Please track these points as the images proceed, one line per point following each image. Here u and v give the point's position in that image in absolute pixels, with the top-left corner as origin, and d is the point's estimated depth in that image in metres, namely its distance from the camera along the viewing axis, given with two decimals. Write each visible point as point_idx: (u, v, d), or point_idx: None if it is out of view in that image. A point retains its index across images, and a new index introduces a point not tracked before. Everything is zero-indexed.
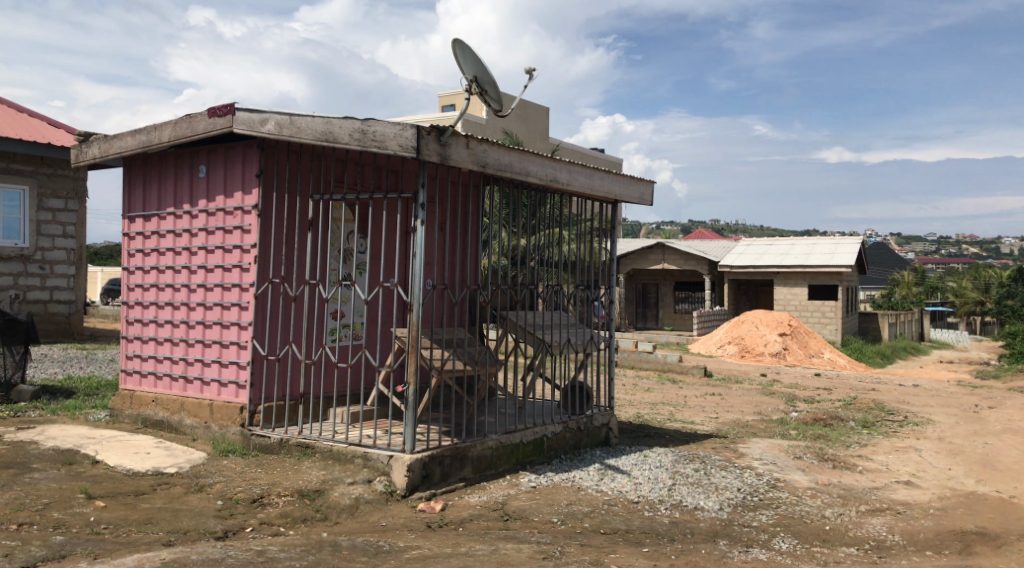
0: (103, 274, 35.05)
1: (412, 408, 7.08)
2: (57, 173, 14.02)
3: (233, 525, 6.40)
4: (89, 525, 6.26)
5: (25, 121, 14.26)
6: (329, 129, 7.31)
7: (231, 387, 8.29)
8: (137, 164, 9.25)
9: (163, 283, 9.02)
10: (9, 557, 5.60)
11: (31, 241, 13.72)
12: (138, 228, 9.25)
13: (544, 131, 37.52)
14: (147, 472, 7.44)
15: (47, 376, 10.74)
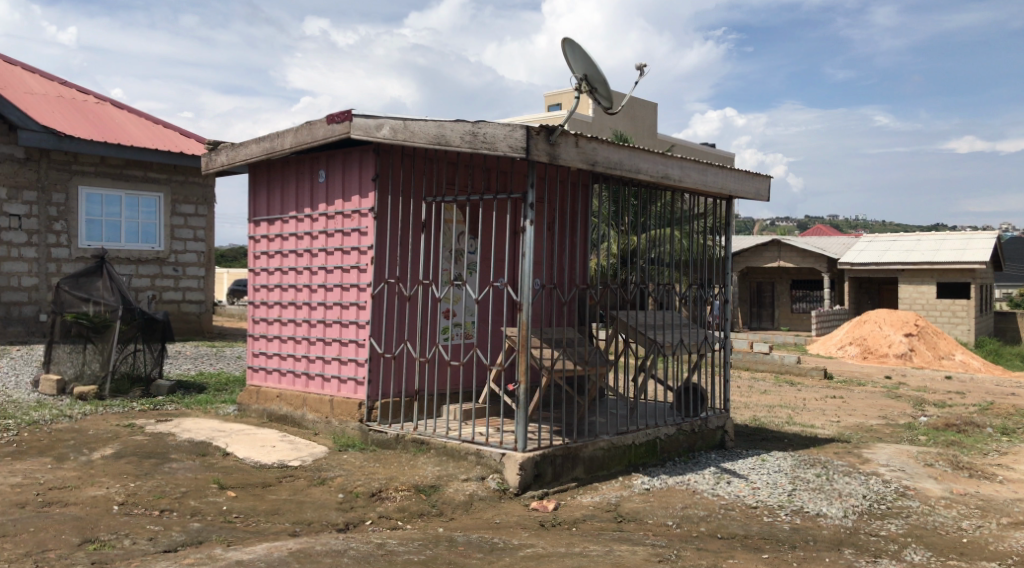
0: (228, 276, 36.61)
1: (524, 408, 7.14)
2: (188, 181, 14.75)
3: (353, 518, 6.62)
4: (222, 514, 6.59)
5: (159, 132, 15.06)
6: (441, 132, 7.45)
7: (350, 383, 8.56)
8: (261, 170, 9.65)
9: (286, 283, 9.39)
10: (153, 540, 5.95)
11: (166, 245, 14.49)
12: (263, 231, 9.65)
13: (653, 127, 37.08)
14: (273, 465, 7.77)
15: (181, 372, 11.33)
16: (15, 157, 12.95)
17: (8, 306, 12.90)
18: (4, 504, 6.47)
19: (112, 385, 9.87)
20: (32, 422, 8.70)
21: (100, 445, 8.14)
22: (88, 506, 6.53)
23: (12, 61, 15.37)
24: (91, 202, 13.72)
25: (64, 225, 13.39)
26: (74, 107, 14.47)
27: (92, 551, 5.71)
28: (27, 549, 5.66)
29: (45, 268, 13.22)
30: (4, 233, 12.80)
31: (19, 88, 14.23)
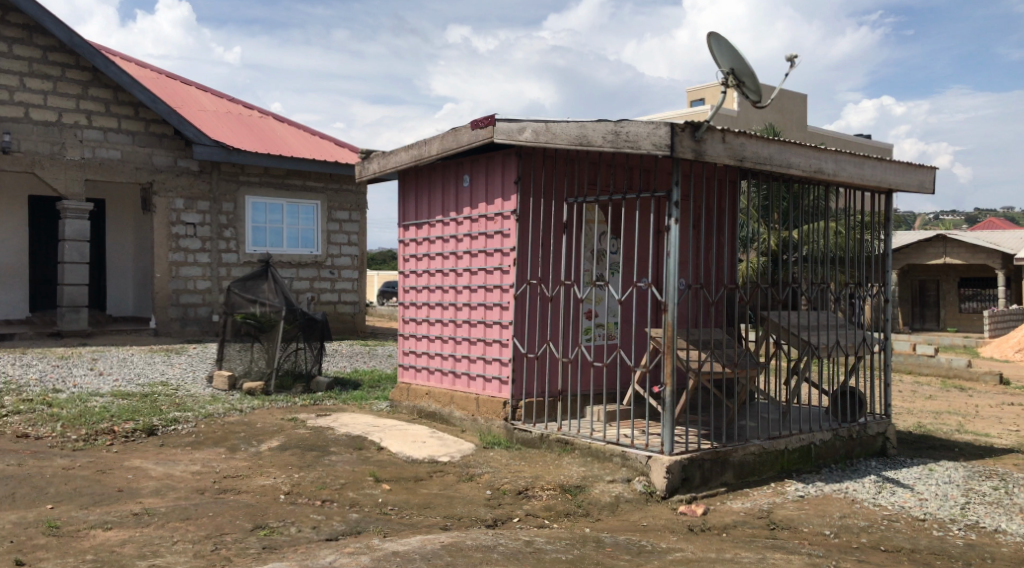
0: (378, 278, 37.96)
1: (669, 410, 7.08)
2: (343, 189, 15.43)
3: (501, 515, 6.75)
4: (378, 506, 6.88)
5: (318, 143, 15.80)
6: (583, 133, 7.49)
7: (495, 382, 8.73)
8: (410, 177, 9.97)
9: (433, 285, 9.66)
10: (317, 528, 6.28)
11: (323, 249, 15.20)
12: (412, 234, 9.97)
13: (803, 120, 35.85)
14: (424, 460, 8.03)
15: (338, 369, 11.87)
16: (190, 169, 13.91)
17: (185, 308, 13.86)
18: (186, 489, 6.98)
19: (277, 381, 10.49)
20: (208, 414, 9.34)
21: (267, 437, 8.65)
22: (258, 494, 6.97)
23: (187, 81, 16.47)
24: (256, 210, 14.53)
25: (233, 232, 14.25)
26: (240, 121, 15.37)
27: (263, 536, 6.07)
28: (207, 531, 6.08)
29: (217, 273, 14.12)
30: (182, 240, 13.75)
31: (193, 106, 15.24)
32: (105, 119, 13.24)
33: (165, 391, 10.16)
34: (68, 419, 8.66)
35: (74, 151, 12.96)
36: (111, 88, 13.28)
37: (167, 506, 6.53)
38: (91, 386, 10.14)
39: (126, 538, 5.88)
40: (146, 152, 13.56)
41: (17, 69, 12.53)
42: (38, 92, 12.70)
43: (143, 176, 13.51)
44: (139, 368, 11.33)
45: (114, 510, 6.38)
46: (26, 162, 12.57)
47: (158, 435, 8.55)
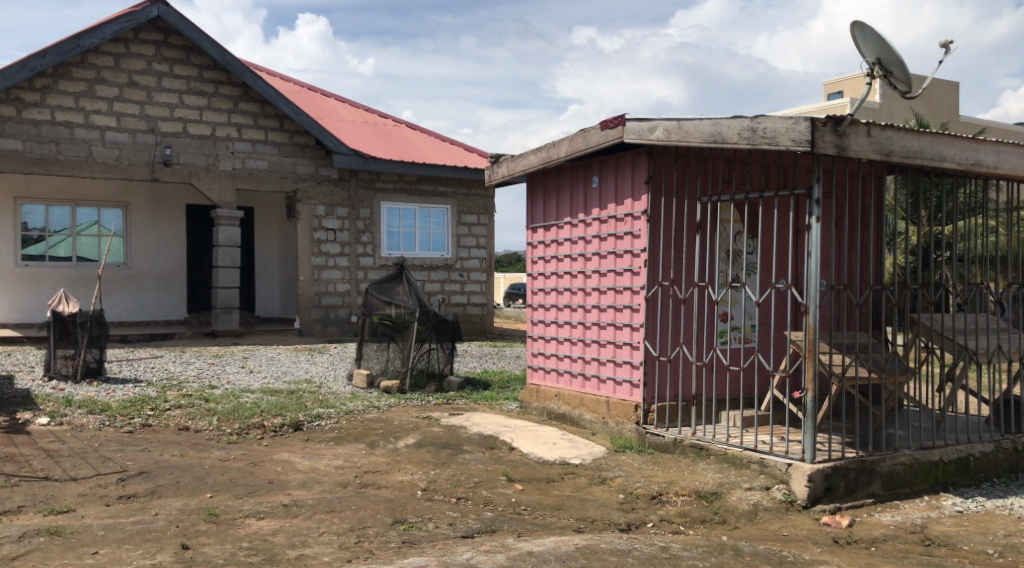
0: (505, 280, 38.35)
1: (811, 416, 6.81)
2: (472, 193, 15.63)
3: (635, 519, 6.66)
4: (512, 505, 6.92)
5: (448, 149, 16.07)
6: (717, 130, 7.32)
7: (625, 385, 8.62)
8: (539, 179, 9.98)
9: (562, 287, 9.62)
10: (453, 525, 6.38)
11: (453, 252, 15.45)
12: (540, 237, 9.98)
13: (955, 110, 33.99)
14: (555, 461, 8.03)
15: (468, 369, 12.04)
16: (330, 177, 14.42)
17: (326, 309, 14.37)
18: (330, 483, 7.23)
19: (411, 380, 10.72)
20: (348, 411, 9.63)
21: (403, 434, 8.85)
22: (397, 490, 7.16)
23: (327, 93, 17.08)
24: (391, 216, 14.95)
25: (369, 237, 14.69)
26: (376, 130, 15.82)
27: (403, 531, 6.22)
28: (350, 524, 6.27)
29: (355, 276, 14.58)
30: (323, 245, 14.28)
31: (332, 117, 15.78)
32: (254, 131, 13.87)
33: (309, 388, 10.55)
34: (223, 413, 9.12)
35: (226, 162, 13.66)
36: (259, 102, 13.88)
37: (313, 498, 6.78)
38: (242, 383, 10.62)
39: (278, 528, 6.12)
40: (291, 161, 14.13)
41: (176, 87, 13.26)
42: (195, 108, 13.41)
43: (288, 184, 14.09)
44: (285, 366, 11.80)
45: (265, 501, 6.66)
46: (183, 173, 13.34)
47: (304, 431, 8.89)
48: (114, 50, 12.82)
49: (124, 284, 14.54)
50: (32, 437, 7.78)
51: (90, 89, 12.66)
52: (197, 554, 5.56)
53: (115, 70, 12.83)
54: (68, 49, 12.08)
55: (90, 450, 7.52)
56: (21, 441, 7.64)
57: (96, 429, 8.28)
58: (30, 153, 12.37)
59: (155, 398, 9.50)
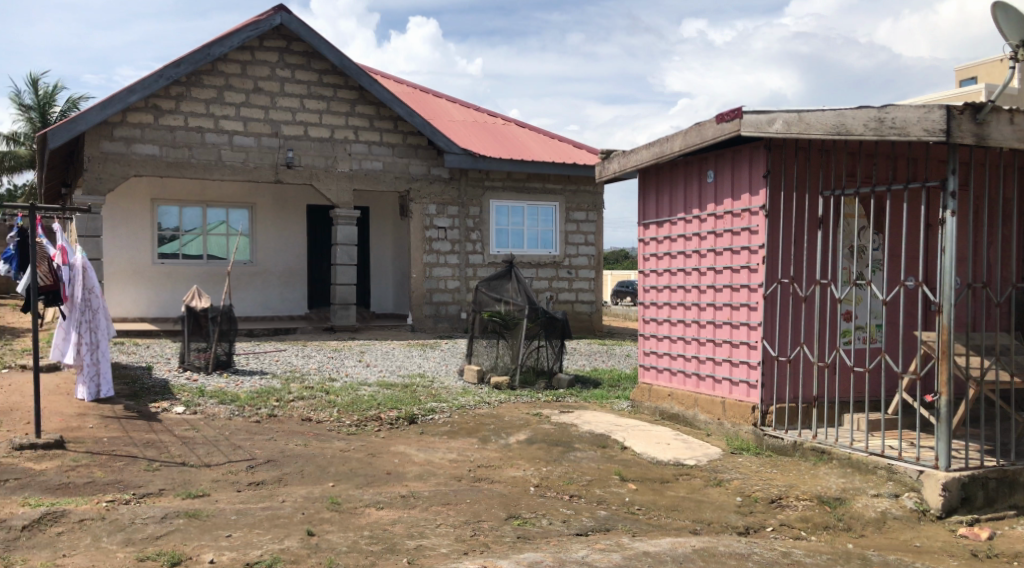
0: (614, 277, 38.21)
1: (945, 421, 6.44)
2: (581, 189, 15.55)
3: (754, 523, 6.46)
4: (626, 504, 6.83)
5: (558, 146, 16.03)
6: (841, 121, 7.01)
7: (742, 385, 8.39)
8: (651, 175, 9.74)
9: (675, 284, 9.40)
10: (567, 523, 6.33)
11: (561, 249, 15.41)
12: (652, 233, 9.75)
13: None
14: (669, 462, 7.88)
15: (579, 367, 11.97)
16: (442, 177, 14.60)
17: (437, 306, 14.56)
18: (445, 476, 7.31)
19: (521, 377, 10.73)
20: (460, 405, 9.72)
21: (515, 430, 8.86)
22: (510, 485, 7.17)
23: (438, 94, 17.28)
24: (500, 214, 15.01)
25: (479, 234, 14.80)
26: (486, 129, 15.91)
27: (517, 526, 6.21)
28: (465, 517, 6.30)
29: (465, 273, 14.71)
30: (434, 243, 14.49)
31: (443, 117, 15.96)
32: (370, 133, 14.16)
33: (423, 383, 10.70)
34: (342, 405, 9.34)
35: (344, 163, 14.01)
36: (375, 104, 14.15)
37: (430, 490, 6.85)
38: (360, 377, 10.87)
39: (396, 518, 6.21)
40: (404, 162, 14.37)
41: (297, 92, 13.66)
42: (314, 112, 13.77)
43: (402, 184, 14.34)
44: (399, 361, 12.01)
45: (384, 491, 6.77)
46: (304, 175, 13.76)
47: (418, 424, 9.01)
48: (241, 58, 13.29)
49: (250, 281, 15.07)
50: (168, 425, 8.12)
51: (219, 96, 13.17)
52: (322, 541, 5.68)
53: (242, 77, 13.30)
54: (201, 58, 12.58)
55: (222, 439, 7.81)
56: (158, 428, 7.98)
57: (226, 418, 8.60)
58: (166, 158, 12.94)
59: (280, 389, 9.80)
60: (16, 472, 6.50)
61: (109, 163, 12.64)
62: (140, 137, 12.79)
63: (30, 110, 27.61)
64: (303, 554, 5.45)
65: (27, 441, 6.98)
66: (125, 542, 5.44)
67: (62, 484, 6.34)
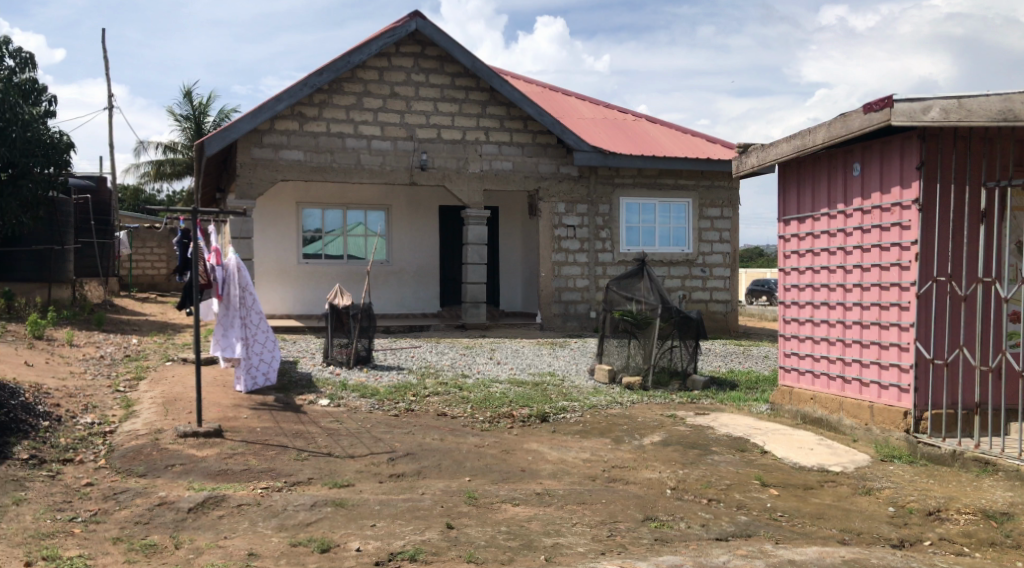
0: (747, 276, 37.34)
1: None
2: (715, 185, 15.18)
3: (909, 535, 6.10)
4: (767, 510, 6.58)
5: (690, 141, 15.71)
6: (1009, 107, 6.70)
7: (892, 390, 7.95)
8: (792, 171, 9.35)
9: (819, 283, 8.98)
10: (706, 527, 6.15)
11: (694, 247, 15.09)
12: (794, 230, 9.35)
13: None
14: (813, 468, 7.56)
15: (713, 368, 11.68)
16: (571, 175, 14.55)
17: (566, 304, 14.52)
18: (579, 475, 7.24)
19: (654, 377, 10.53)
20: (592, 405, 9.63)
21: (649, 431, 8.71)
22: (646, 487, 7.03)
23: (568, 92, 17.25)
24: (630, 211, 14.85)
25: (609, 232, 14.67)
26: (616, 126, 15.75)
27: (654, 528, 6.08)
28: (602, 517, 6.21)
29: (595, 271, 14.61)
30: (563, 241, 14.46)
31: (573, 115, 15.90)
32: (501, 133, 14.25)
33: (554, 381, 10.68)
34: (476, 401, 9.42)
35: (475, 164, 14.15)
36: (505, 105, 14.22)
37: (564, 489, 6.80)
38: (492, 374, 10.96)
39: (532, 515, 6.19)
40: (534, 161, 14.39)
41: (431, 95, 13.88)
42: (447, 115, 13.97)
43: (532, 183, 14.37)
44: (529, 359, 12.02)
45: (519, 488, 6.77)
46: (437, 177, 13.98)
47: (550, 422, 8.98)
48: (379, 65, 13.63)
49: (386, 279, 15.45)
50: (314, 416, 8.39)
51: (358, 102, 13.55)
52: (460, 534, 5.72)
53: (379, 83, 13.64)
54: (341, 66, 12.96)
55: (364, 431, 8.00)
56: (305, 420, 8.26)
57: (366, 411, 8.81)
58: (310, 163, 13.40)
59: (416, 385, 9.97)
60: (181, 458, 6.85)
61: (259, 169, 13.20)
62: (286, 144, 13.31)
63: (186, 119, 29.20)
64: (443, 547, 5.49)
65: (189, 429, 7.34)
66: (279, 527, 5.63)
67: (222, 470, 6.63)
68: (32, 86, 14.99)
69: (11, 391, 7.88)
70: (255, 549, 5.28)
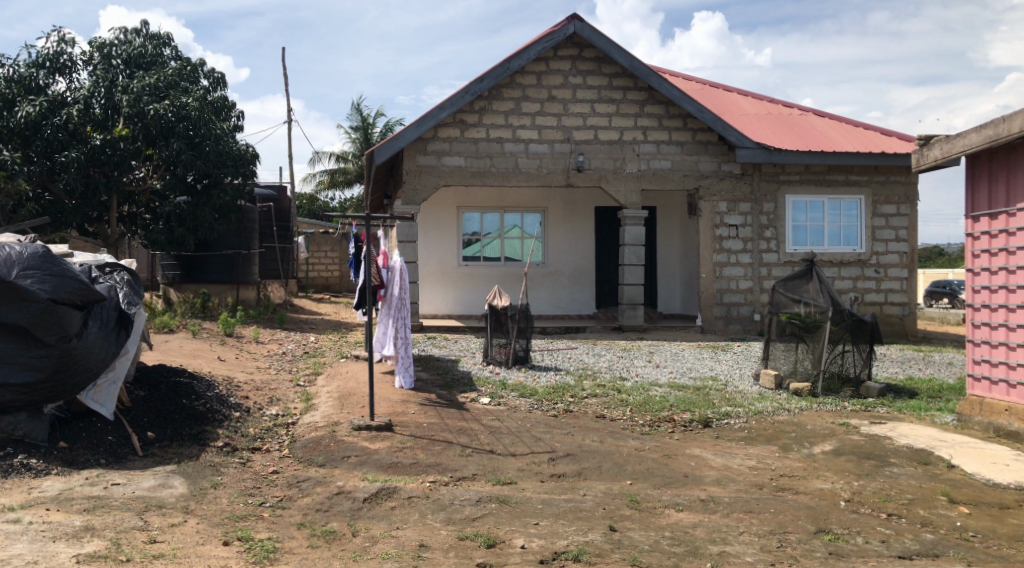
0: (925, 276, 35.33)
1: None
2: (890, 180, 14.37)
3: None
4: (957, 529, 6.11)
5: (862, 134, 14.94)
6: None
7: None
8: (983, 163, 8.65)
9: (1014, 284, 8.26)
10: (887, 543, 5.78)
11: (868, 246, 14.33)
12: (984, 227, 8.63)
13: None
14: (1009, 486, 6.98)
15: (890, 375, 11.00)
16: (733, 173, 14.12)
17: (728, 307, 14.11)
18: (745, 483, 6.97)
19: (824, 383, 10.04)
20: (758, 411, 9.27)
21: (820, 440, 8.29)
22: (818, 497, 6.68)
23: (729, 88, 16.78)
24: (797, 210, 14.27)
25: (773, 232, 14.15)
26: (780, 121, 15.18)
27: (829, 542, 5.76)
28: (771, 527, 5.94)
29: (758, 272, 14.14)
30: (725, 241, 14.07)
31: (735, 111, 15.46)
32: (659, 132, 14.01)
33: (716, 386, 10.36)
34: (635, 405, 9.26)
35: (633, 164, 13.98)
36: (664, 103, 13.97)
37: (730, 496, 6.56)
38: (651, 377, 10.75)
39: (697, 522, 6.00)
40: (694, 159, 14.07)
41: (589, 97, 13.82)
42: (605, 116, 13.87)
43: (691, 182, 14.06)
44: (690, 363, 11.74)
45: (683, 494, 6.58)
46: (594, 178, 13.90)
47: (714, 428, 8.72)
48: (537, 69, 13.70)
49: (543, 281, 15.51)
50: (476, 414, 8.50)
51: (517, 107, 13.67)
52: (624, 537, 5.61)
53: (538, 87, 13.70)
54: (501, 73, 13.11)
55: (524, 430, 8.01)
56: (468, 417, 8.36)
57: (526, 411, 8.84)
58: (470, 168, 13.64)
59: (574, 386, 9.92)
60: (355, 450, 7.07)
61: (423, 176, 13.53)
62: (448, 150, 13.59)
63: (355, 130, 30.47)
64: (607, 549, 5.40)
65: (363, 423, 7.57)
66: (447, 520, 5.71)
67: (393, 463, 6.80)
68: (223, 103, 15.93)
69: (207, 383, 8.49)
70: (425, 540, 5.37)
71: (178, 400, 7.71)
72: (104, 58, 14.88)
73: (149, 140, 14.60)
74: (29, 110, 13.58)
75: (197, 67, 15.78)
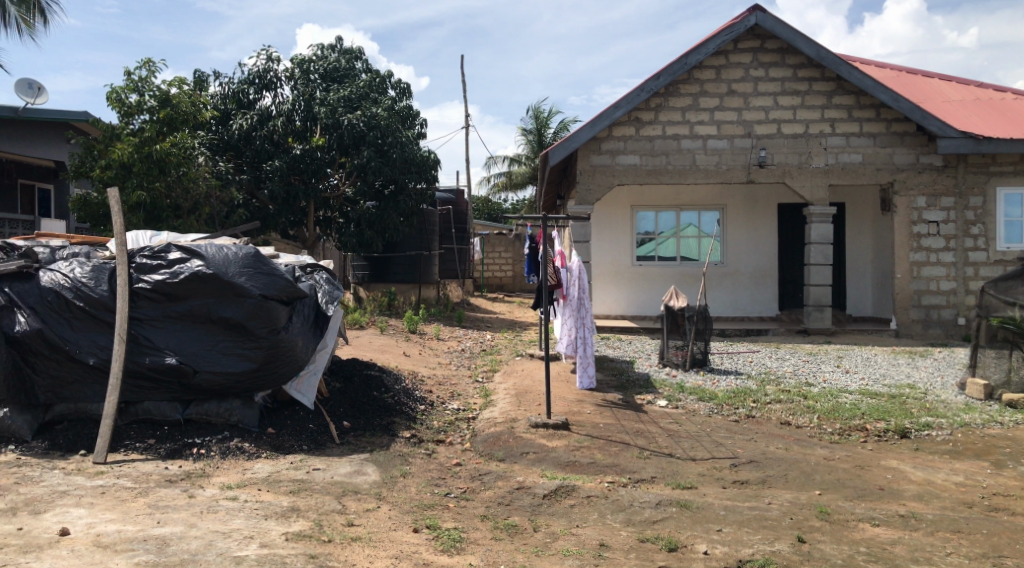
0: None
1: None
2: None
3: None
4: None
5: None
6: None
7: None
8: None
9: None
10: None
11: None
12: None
13: None
14: None
15: None
16: (934, 165, 13.12)
17: (927, 309, 13.11)
18: (951, 500, 6.37)
19: None
20: (964, 423, 8.48)
21: None
22: None
23: (928, 74, 15.63)
24: (1010, 203, 13.11)
25: (981, 228, 13.06)
26: (990, 107, 13.97)
27: None
28: (984, 550, 5.38)
29: (963, 272, 13.09)
30: (924, 239, 13.10)
31: (936, 99, 14.35)
32: (849, 124, 13.21)
33: (914, 394, 9.60)
34: (823, 411, 8.71)
35: (819, 159, 13.24)
36: (855, 93, 13.16)
37: (934, 513, 6.00)
38: (839, 384, 10.08)
39: (896, 538, 5.51)
40: (888, 152, 13.17)
41: (772, 89, 13.23)
42: (789, 108, 13.24)
43: (885, 176, 13.17)
44: (884, 368, 10.96)
45: (880, 508, 6.08)
46: (778, 173, 13.28)
47: (912, 439, 8.06)
48: (716, 63, 13.26)
49: (722, 281, 14.99)
50: (654, 416, 8.25)
51: (695, 102, 13.28)
52: (815, 550, 5.23)
53: (717, 82, 13.25)
54: (678, 69, 12.78)
55: (704, 434, 7.70)
56: (646, 419, 8.13)
57: (706, 415, 8.51)
58: (646, 166, 13.35)
59: (757, 391, 9.46)
60: (533, 447, 7.01)
61: (598, 176, 13.35)
62: (623, 149, 13.36)
63: (529, 133, 30.76)
64: (797, 561, 5.05)
65: (540, 420, 7.50)
66: (627, 522, 5.53)
67: (571, 461, 6.69)
68: (409, 112, 16.43)
69: (395, 376, 8.73)
70: (605, 540, 5.22)
71: (370, 392, 7.95)
72: (304, 74, 15.56)
73: (342, 148, 15.27)
74: (241, 123, 14.70)
75: (386, 78, 16.38)
